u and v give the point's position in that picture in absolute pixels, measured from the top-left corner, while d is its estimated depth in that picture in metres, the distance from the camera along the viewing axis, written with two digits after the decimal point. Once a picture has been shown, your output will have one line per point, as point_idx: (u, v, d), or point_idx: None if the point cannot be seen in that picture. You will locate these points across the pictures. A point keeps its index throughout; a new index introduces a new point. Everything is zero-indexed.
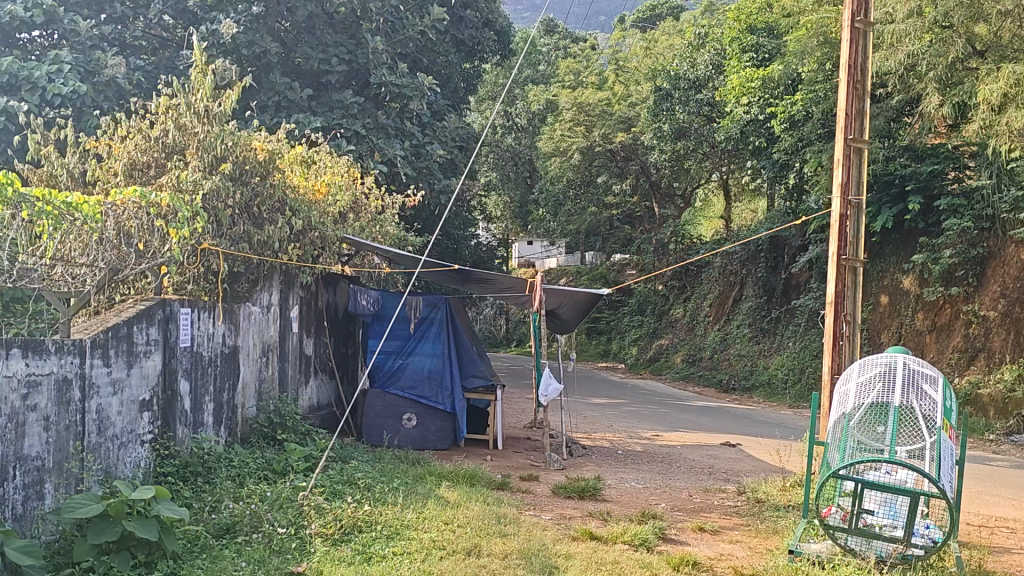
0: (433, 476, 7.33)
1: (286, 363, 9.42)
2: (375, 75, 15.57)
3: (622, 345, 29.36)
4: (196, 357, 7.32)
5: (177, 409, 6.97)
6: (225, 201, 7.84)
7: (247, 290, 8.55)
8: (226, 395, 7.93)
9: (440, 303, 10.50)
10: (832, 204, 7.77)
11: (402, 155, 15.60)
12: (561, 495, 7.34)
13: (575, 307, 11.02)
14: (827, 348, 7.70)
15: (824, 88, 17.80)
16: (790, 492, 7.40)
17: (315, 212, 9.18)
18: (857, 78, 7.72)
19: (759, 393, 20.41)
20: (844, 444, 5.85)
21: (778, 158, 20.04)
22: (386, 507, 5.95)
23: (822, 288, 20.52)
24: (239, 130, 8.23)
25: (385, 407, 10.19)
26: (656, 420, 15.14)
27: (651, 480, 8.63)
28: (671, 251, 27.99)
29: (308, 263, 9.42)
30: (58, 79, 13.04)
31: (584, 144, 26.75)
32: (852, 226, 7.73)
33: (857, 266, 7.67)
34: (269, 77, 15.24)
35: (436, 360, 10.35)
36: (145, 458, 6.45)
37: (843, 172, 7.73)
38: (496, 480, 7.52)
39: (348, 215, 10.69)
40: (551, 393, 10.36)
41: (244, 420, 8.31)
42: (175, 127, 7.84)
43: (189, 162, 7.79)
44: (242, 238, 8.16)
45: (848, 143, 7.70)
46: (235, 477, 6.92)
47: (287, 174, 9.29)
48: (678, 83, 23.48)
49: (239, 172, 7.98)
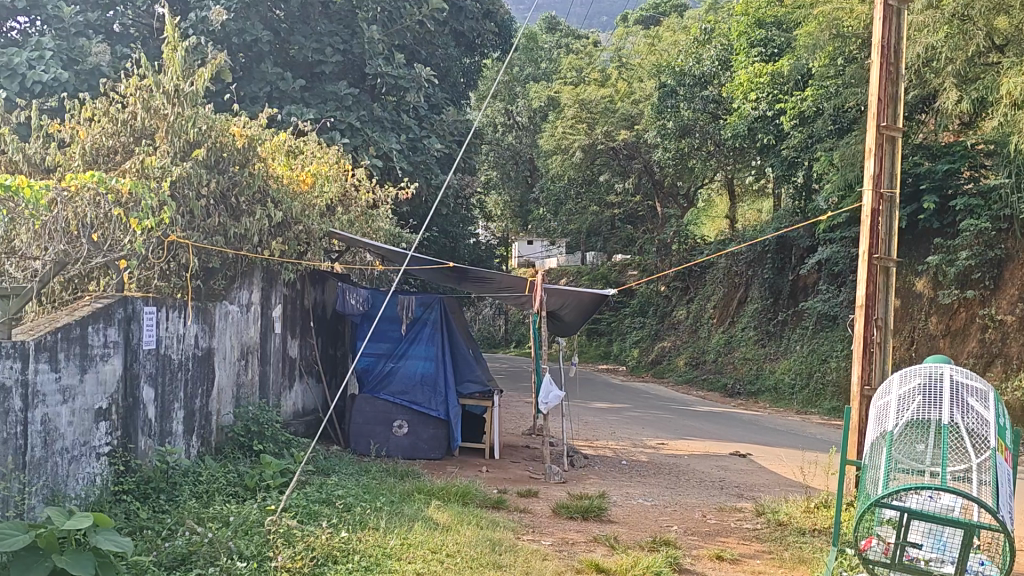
0: (422, 494, 6.65)
1: (267, 367, 8.77)
2: (370, 66, 14.91)
3: (623, 347, 28.74)
4: (163, 361, 6.66)
5: (139, 419, 6.29)
6: (197, 190, 7.13)
7: (223, 288, 7.83)
8: (198, 401, 7.27)
9: (435, 303, 9.85)
10: (863, 198, 7.12)
11: (397, 149, 14.94)
12: (563, 515, 6.65)
13: (579, 309, 10.32)
14: (856, 356, 7.05)
15: (835, 84, 17.25)
16: (815, 514, 6.71)
17: (299, 204, 8.52)
18: (891, 61, 7.05)
19: (765, 398, 19.73)
20: (885, 466, 5.19)
21: (787, 155, 19.38)
22: (366, 533, 5.28)
23: (831, 290, 19.83)
24: (214, 113, 7.56)
25: (374, 413, 9.53)
26: (660, 426, 14.47)
27: (660, 497, 7.94)
28: (674, 251, 27.29)
29: (292, 259, 8.72)
30: (39, 66, 12.43)
31: (586, 142, 26.07)
32: (885, 223, 7.08)
33: (890, 266, 7.01)
34: (260, 67, 14.57)
35: (429, 363, 9.69)
36: (100, 473, 5.78)
37: (876, 161, 7.05)
38: (491, 498, 6.85)
39: (336, 209, 10.01)
40: (552, 401, 9.62)
41: (219, 428, 7.65)
42: (143, 107, 7.11)
43: (158, 147, 7.11)
44: (217, 230, 7.45)
45: (880, 130, 7.04)
46: (200, 494, 6.16)
47: (269, 162, 8.60)
48: (683, 79, 22.82)
49: (214, 159, 7.34)
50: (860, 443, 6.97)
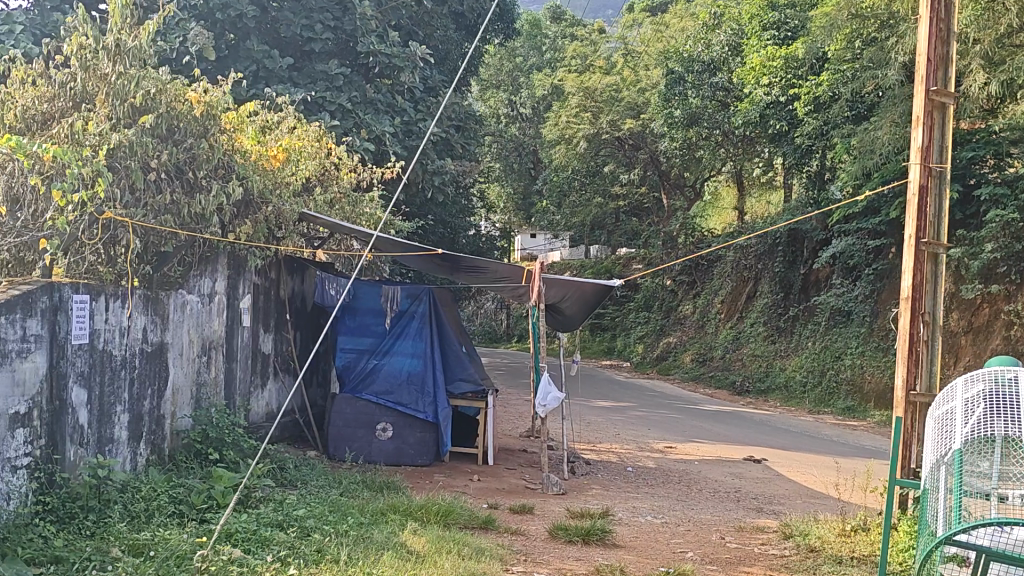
0: (396, 514, 5.72)
1: (234, 364, 7.88)
2: (363, 44, 13.92)
3: (627, 343, 27.91)
4: (100, 358, 5.77)
5: (66, 425, 5.37)
6: (142, 161, 6.21)
7: (181, 275, 7.04)
8: (146, 403, 6.39)
9: (423, 294, 8.97)
10: (908, 174, 6.17)
11: (391, 132, 14.01)
12: (561, 539, 5.75)
13: (580, 302, 9.38)
14: (899, 356, 6.12)
15: (852, 68, 16.28)
16: (852, 537, 5.79)
17: (268, 181, 7.57)
18: (941, 15, 6.09)
19: (774, 397, 18.81)
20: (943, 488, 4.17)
21: (800, 143, 18.38)
22: (322, 569, 4.37)
23: (846, 285, 19.01)
24: (167, 76, 6.65)
25: (355, 415, 8.65)
26: (667, 428, 13.57)
27: (672, 514, 7.04)
28: (680, 245, 26.29)
29: (260, 243, 7.74)
30: (9, 40, 11.52)
31: (590, 131, 25.18)
32: (933, 202, 6.15)
33: (939, 252, 6.08)
34: (244, 45, 13.59)
35: (416, 360, 8.82)
36: (13, 491, 4.82)
37: (925, 132, 6.10)
38: (478, 516, 5.97)
39: (314, 190, 9.09)
40: (551, 403, 8.68)
41: (174, 433, 6.76)
42: (79, 65, 6.15)
43: (99, 112, 6.19)
44: (167, 209, 6.48)
45: (930, 95, 6.08)
46: (136, 515, 5.23)
47: (236, 135, 7.64)
48: (691, 66, 21.83)
49: (166, 127, 6.44)
50: (907, 457, 6.05)
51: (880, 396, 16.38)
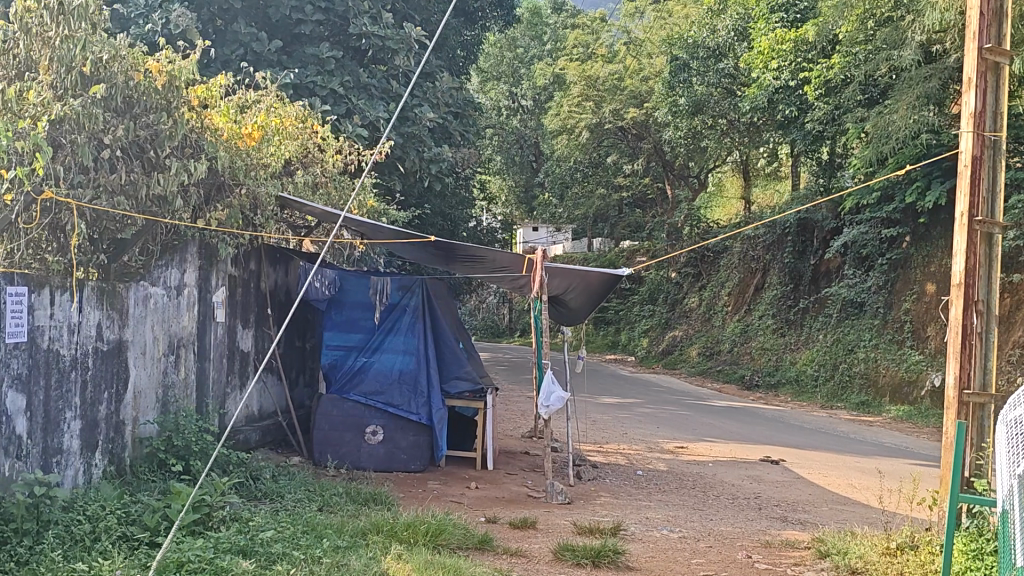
0: (379, 535, 5.04)
1: (206, 363, 7.19)
2: (354, 25, 13.13)
3: (631, 337, 27.21)
4: (43, 359, 5.07)
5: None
6: (92, 136, 5.52)
7: (142, 265, 6.36)
8: (103, 408, 5.71)
9: (415, 286, 8.29)
10: (959, 143, 5.49)
11: (386, 117, 13.02)
12: (568, 561, 5.05)
13: (586, 293, 8.66)
14: (950, 350, 5.46)
15: (865, 50, 15.56)
16: (897, 557, 5.08)
17: (243, 162, 6.88)
18: None
19: (784, 392, 18.10)
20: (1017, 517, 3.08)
21: (812, 128, 17.57)
22: None
23: (858, 275, 18.25)
24: (124, 44, 5.92)
25: (343, 417, 7.95)
26: (676, 426, 12.84)
27: (689, 527, 6.34)
28: (683, 236, 25.50)
29: (235, 230, 7.00)
30: None
31: (592, 120, 24.55)
32: (988, 174, 5.47)
33: (995, 231, 5.39)
34: (231, 28, 12.88)
35: (408, 358, 8.13)
36: None
37: (978, 96, 5.42)
38: (474, 534, 5.29)
39: (296, 173, 8.38)
40: (554, 403, 7.93)
41: (135, 441, 6.08)
42: (20, 28, 5.39)
43: (41, 79, 5.46)
44: (120, 190, 5.77)
45: (983, 55, 5.38)
46: (76, 538, 4.54)
47: (205, 112, 6.91)
48: (696, 52, 21.02)
49: (118, 102, 5.72)
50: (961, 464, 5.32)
51: (896, 390, 15.68)
